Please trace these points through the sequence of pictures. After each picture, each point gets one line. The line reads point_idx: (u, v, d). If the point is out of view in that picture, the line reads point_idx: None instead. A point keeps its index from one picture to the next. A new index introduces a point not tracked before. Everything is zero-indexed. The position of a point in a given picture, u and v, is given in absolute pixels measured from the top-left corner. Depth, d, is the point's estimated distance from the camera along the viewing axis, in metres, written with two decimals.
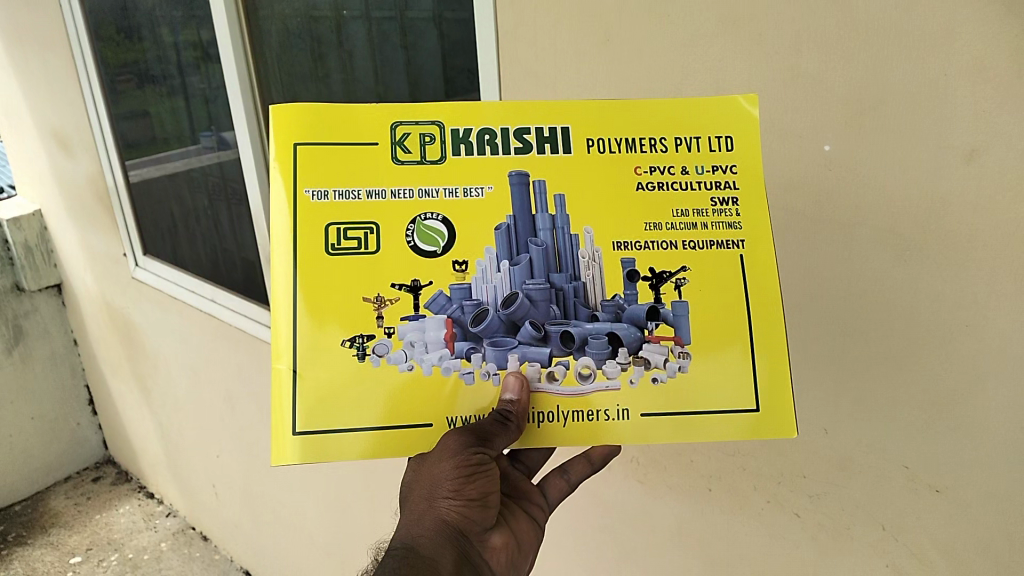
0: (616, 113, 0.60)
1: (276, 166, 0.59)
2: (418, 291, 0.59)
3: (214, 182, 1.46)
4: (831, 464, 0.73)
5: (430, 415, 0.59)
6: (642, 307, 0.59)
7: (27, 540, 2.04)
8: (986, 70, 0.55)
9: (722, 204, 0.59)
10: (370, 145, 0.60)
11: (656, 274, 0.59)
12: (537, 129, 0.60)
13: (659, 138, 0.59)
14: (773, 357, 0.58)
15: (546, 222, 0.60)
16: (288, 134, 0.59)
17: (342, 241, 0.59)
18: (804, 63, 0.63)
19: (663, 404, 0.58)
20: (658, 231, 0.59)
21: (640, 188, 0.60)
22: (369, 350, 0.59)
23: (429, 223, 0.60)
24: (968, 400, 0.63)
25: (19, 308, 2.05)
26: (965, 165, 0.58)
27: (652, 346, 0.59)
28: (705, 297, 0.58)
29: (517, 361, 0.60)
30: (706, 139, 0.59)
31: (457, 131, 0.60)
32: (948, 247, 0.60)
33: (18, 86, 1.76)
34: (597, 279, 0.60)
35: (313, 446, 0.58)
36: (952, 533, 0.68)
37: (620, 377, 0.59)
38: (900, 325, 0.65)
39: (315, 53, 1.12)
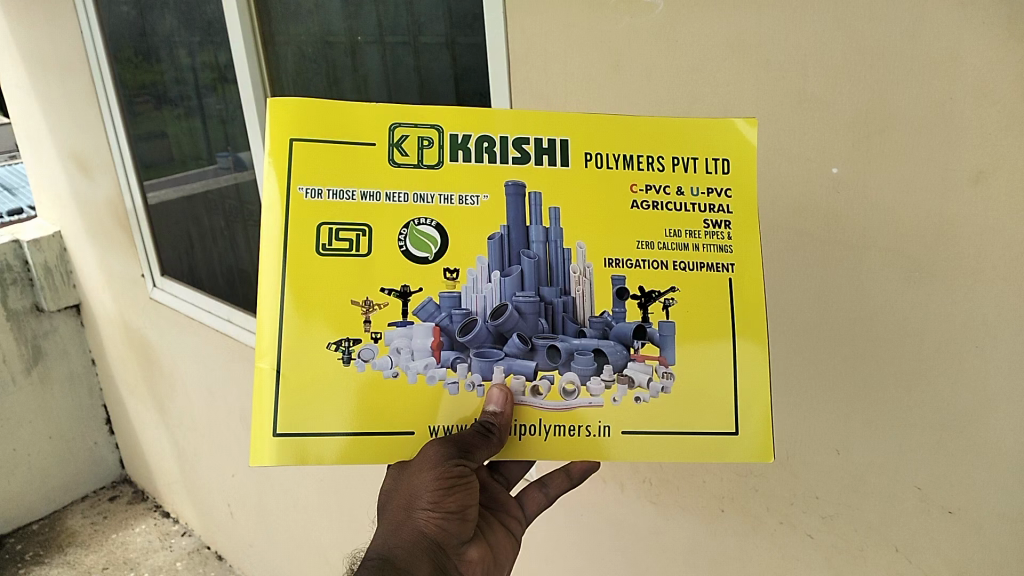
0: (618, 127, 0.59)
1: (271, 163, 0.59)
2: (407, 297, 0.60)
3: (229, 204, 1.48)
4: (844, 485, 0.73)
5: (411, 421, 0.60)
6: (629, 325, 0.60)
7: (44, 559, 2.06)
8: (992, 93, 0.56)
9: (714, 227, 0.59)
10: (367, 145, 0.59)
11: (645, 293, 0.59)
12: (537, 139, 0.60)
13: (656, 157, 0.60)
14: (755, 381, 0.59)
15: (540, 234, 0.60)
16: (285, 128, 0.59)
17: (333, 242, 0.59)
18: (811, 87, 0.64)
19: (644, 423, 0.59)
20: (649, 249, 0.60)
21: (635, 206, 0.60)
22: (355, 354, 0.60)
23: (422, 228, 0.60)
24: (979, 421, 0.63)
25: (38, 327, 2.08)
26: (972, 187, 0.58)
27: (636, 366, 0.60)
28: (693, 317, 0.59)
29: (502, 373, 0.60)
30: (702, 161, 0.60)
31: (456, 136, 0.60)
32: (957, 268, 0.61)
33: (40, 110, 1.79)
34: (586, 293, 0.60)
35: (292, 448, 0.59)
36: (966, 554, 0.67)
37: (603, 395, 0.60)
38: (910, 346, 0.65)
39: (329, 77, 1.13)
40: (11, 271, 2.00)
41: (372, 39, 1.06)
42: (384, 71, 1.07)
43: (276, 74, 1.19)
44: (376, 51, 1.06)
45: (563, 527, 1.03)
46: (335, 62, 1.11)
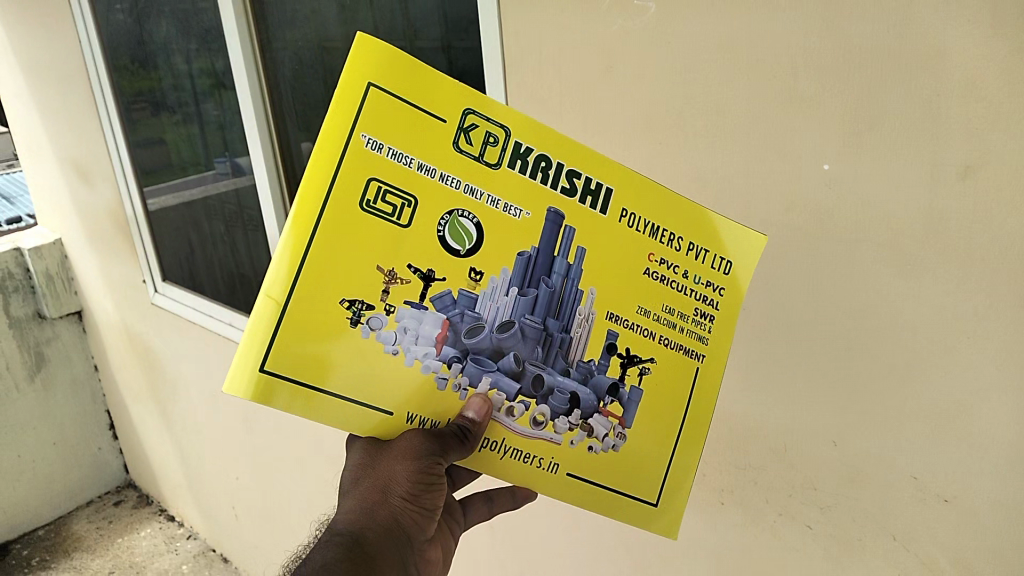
0: (658, 197, 0.60)
1: (338, 98, 0.53)
2: (429, 282, 0.57)
3: (229, 210, 1.48)
4: (841, 476, 0.75)
5: (395, 402, 0.59)
6: (607, 378, 0.63)
7: (51, 564, 2.07)
8: (978, 90, 0.57)
9: (700, 317, 0.64)
10: (437, 119, 0.55)
11: (627, 355, 0.63)
12: (587, 178, 0.59)
13: (678, 237, 0.61)
14: (683, 466, 0.66)
15: (562, 267, 0.60)
16: (369, 68, 0.53)
17: (378, 202, 0.55)
18: (802, 86, 0.65)
19: (587, 472, 0.63)
20: (646, 317, 0.62)
21: (646, 274, 0.61)
22: (364, 319, 0.57)
23: (462, 220, 0.57)
24: (972, 410, 0.64)
25: (41, 335, 2.09)
26: (961, 182, 0.59)
27: (600, 418, 0.63)
28: (658, 390, 0.64)
29: (488, 385, 0.60)
30: (713, 256, 0.63)
31: (520, 146, 0.57)
32: (947, 261, 0.62)
33: (39, 119, 1.80)
34: (584, 337, 0.62)
35: (277, 387, 0.56)
36: (961, 541, 0.69)
37: (564, 434, 0.62)
38: (904, 338, 0.66)
39: (326, 81, 1.14)
40: (13, 278, 2.01)
41: None
42: None
43: (275, 81, 1.20)
44: None
45: (565, 524, 1.05)
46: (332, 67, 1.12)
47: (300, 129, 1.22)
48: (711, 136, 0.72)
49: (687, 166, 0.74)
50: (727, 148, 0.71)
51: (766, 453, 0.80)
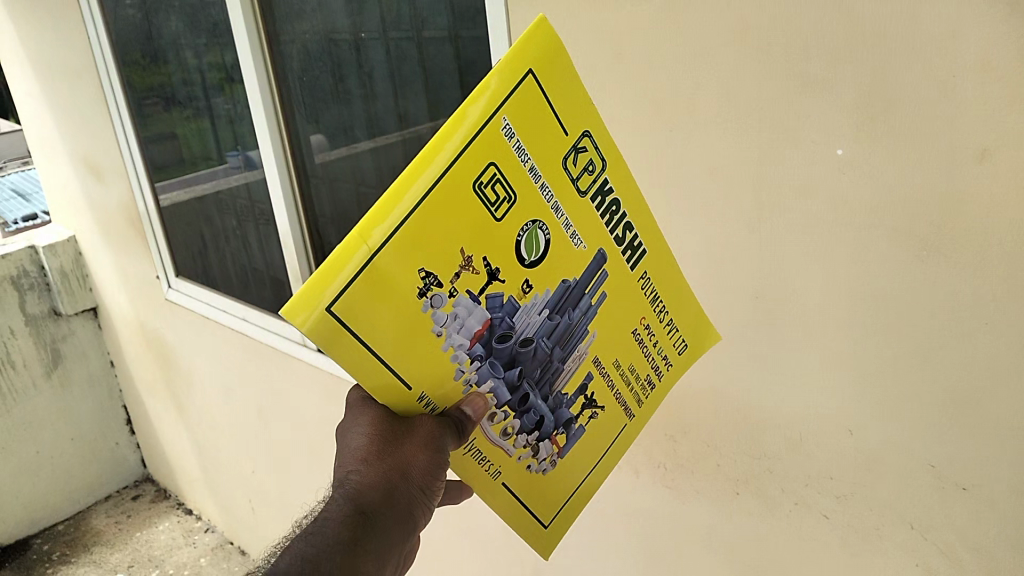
0: (669, 269, 0.68)
1: (503, 66, 0.52)
2: (491, 279, 0.56)
3: (241, 203, 1.48)
4: (857, 464, 0.74)
5: (416, 378, 0.56)
6: (568, 412, 0.65)
7: (70, 558, 2.09)
8: (993, 71, 0.56)
9: (647, 381, 0.70)
10: (561, 131, 0.57)
11: (589, 399, 0.66)
12: (632, 235, 0.64)
13: (665, 310, 0.69)
14: (575, 504, 0.71)
15: (585, 304, 0.62)
16: (535, 58, 0.54)
17: (486, 187, 0.54)
18: (813, 70, 0.64)
19: (517, 485, 0.66)
20: (614, 368, 0.67)
21: (632, 333, 0.67)
22: (429, 294, 0.54)
23: (537, 233, 0.57)
24: (991, 397, 0.64)
25: (57, 332, 2.11)
26: (977, 165, 0.58)
27: (547, 444, 0.66)
28: (592, 433, 0.68)
29: (488, 388, 0.60)
30: (679, 336, 0.72)
31: (604, 183, 0.61)
32: (964, 246, 0.61)
33: (50, 117, 1.81)
34: (571, 372, 0.64)
35: (330, 331, 0.51)
36: (981, 530, 0.68)
37: (517, 448, 0.65)
38: (919, 325, 0.65)
39: (335, 73, 1.15)
40: (28, 276, 2.03)
41: (375, 36, 1.07)
42: (389, 65, 1.11)
43: (282, 73, 1.19)
44: (380, 47, 1.08)
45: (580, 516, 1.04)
46: (340, 59, 1.13)
47: (310, 122, 1.22)
48: (721, 123, 0.71)
49: (698, 153, 0.74)
50: (738, 134, 0.70)
51: (782, 442, 0.79)
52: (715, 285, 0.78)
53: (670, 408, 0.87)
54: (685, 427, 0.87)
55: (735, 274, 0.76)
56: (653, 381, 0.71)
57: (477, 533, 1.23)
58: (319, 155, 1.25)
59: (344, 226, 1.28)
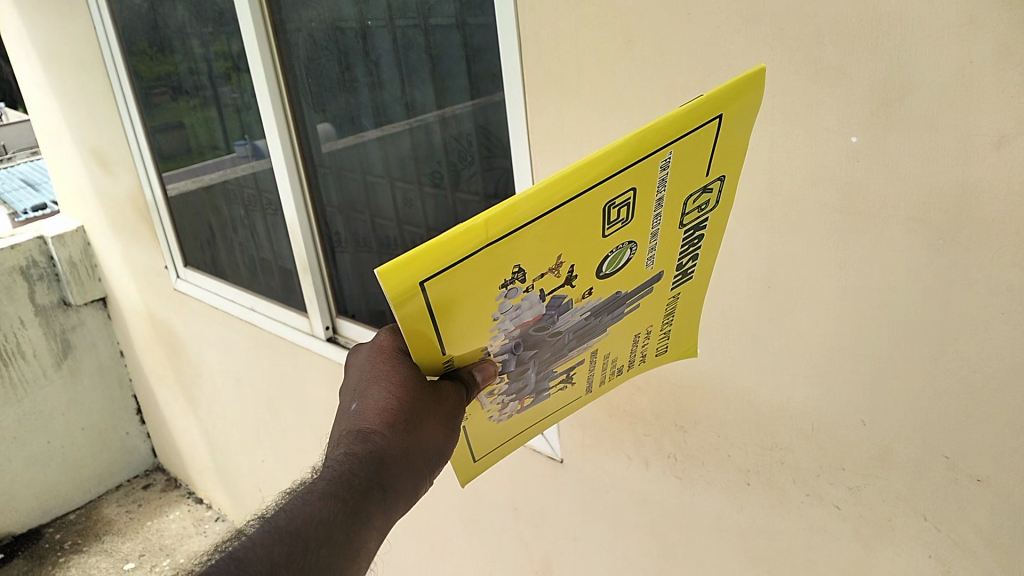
0: (701, 286, 0.68)
1: (700, 106, 0.48)
2: (564, 284, 0.54)
3: (248, 193, 1.47)
4: (870, 456, 0.73)
5: (451, 343, 0.55)
6: (546, 385, 0.65)
7: (82, 547, 2.11)
8: (1011, 56, 0.54)
9: (621, 368, 0.71)
10: (705, 172, 0.54)
11: (569, 377, 0.67)
12: (695, 260, 0.63)
13: (668, 321, 0.70)
14: (504, 448, 0.72)
15: (620, 310, 0.61)
16: (730, 104, 0.49)
17: (614, 206, 0.51)
18: (827, 56, 0.63)
19: (475, 430, 0.66)
20: (602, 358, 0.67)
21: (634, 335, 0.67)
22: (508, 286, 0.52)
23: (625, 252, 0.55)
24: (1007, 388, 0.63)
25: (66, 322, 2.11)
26: (994, 153, 0.57)
27: (511, 404, 0.65)
28: (553, 399, 0.69)
29: (499, 354, 0.59)
30: (666, 342, 0.73)
31: (706, 219, 0.59)
32: (980, 234, 0.60)
33: (57, 106, 1.80)
34: (571, 358, 0.64)
35: (413, 296, 0.48)
36: (996, 522, 0.67)
37: (490, 404, 0.64)
38: (934, 316, 0.64)
39: (341, 62, 1.14)
40: (37, 266, 2.03)
41: (381, 23, 1.07)
42: (396, 52, 1.10)
43: (288, 62, 1.15)
44: (388, 34, 1.08)
45: (589, 504, 1.04)
46: (346, 47, 1.12)
47: (316, 111, 1.20)
48: None
49: None
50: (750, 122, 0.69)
51: (793, 433, 0.78)
52: (726, 274, 0.77)
53: (680, 397, 0.87)
54: (696, 417, 0.86)
55: (746, 263, 0.75)
56: (627, 369, 0.72)
57: (484, 524, 1.23)
58: (326, 145, 1.23)
59: (353, 216, 1.30)
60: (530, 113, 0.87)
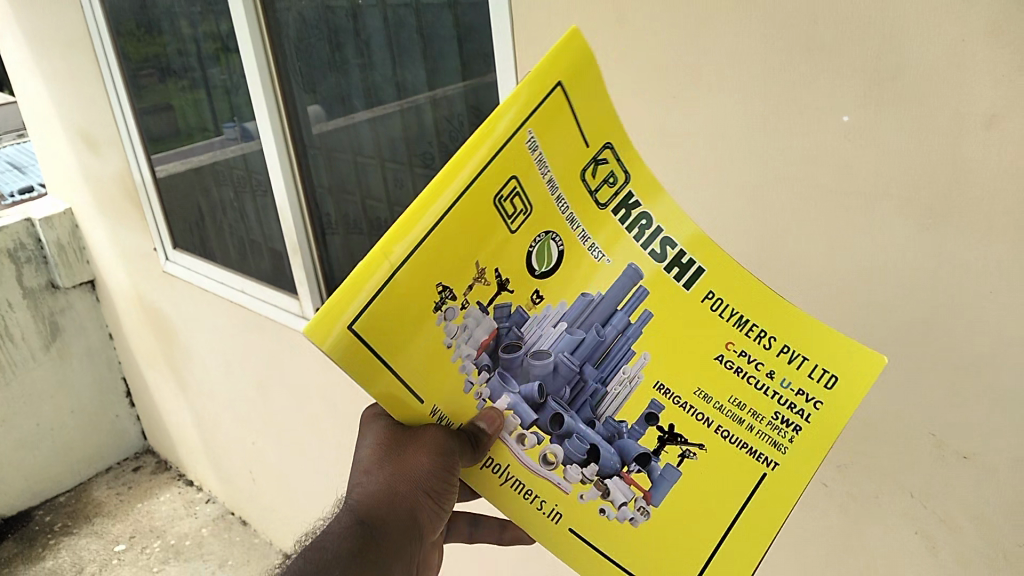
0: (754, 290, 0.57)
1: (530, 79, 0.50)
2: (502, 288, 0.53)
3: (237, 174, 1.46)
4: (858, 434, 0.74)
5: (431, 393, 0.52)
6: (638, 446, 0.55)
7: (72, 529, 2.11)
8: (1003, 35, 0.55)
9: (781, 422, 0.56)
10: (582, 141, 0.54)
11: (670, 432, 0.55)
12: (677, 250, 0.57)
13: (768, 332, 0.57)
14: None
15: (621, 321, 0.56)
16: (563, 72, 0.51)
17: (508, 198, 0.51)
18: (820, 35, 0.63)
19: (598, 540, 0.55)
20: (707, 401, 0.56)
21: (718, 359, 0.56)
22: (442, 308, 0.51)
23: (552, 242, 0.54)
24: (993, 365, 0.63)
25: (55, 304, 2.10)
26: (985, 131, 0.58)
27: (620, 484, 0.55)
28: (696, 483, 0.55)
29: (505, 404, 0.55)
30: (807, 363, 0.56)
31: (630, 195, 0.57)
32: (969, 213, 0.60)
33: (44, 87, 1.78)
34: (623, 397, 0.56)
35: (348, 348, 0.48)
36: (981, 498, 0.68)
37: (574, 485, 0.55)
38: (923, 294, 0.65)
39: (331, 42, 1.14)
40: (25, 249, 2.02)
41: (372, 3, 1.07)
42: (387, 33, 1.08)
43: (278, 41, 1.18)
44: (379, 15, 1.07)
45: None
46: (337, 26, 1.12)
47: (306, 90, 1.21)
48: (725, 90, 0.70)
49: (702, 120, 0.73)
50: (743, 101, 0.69)
51: None
52: None
53: None
54: None
55: (738, 243, 0.75)
56: (799, 426, 0.55)
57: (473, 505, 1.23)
58: (317, 126, 1.24)
59: (343, 199, 1.28)
60: None
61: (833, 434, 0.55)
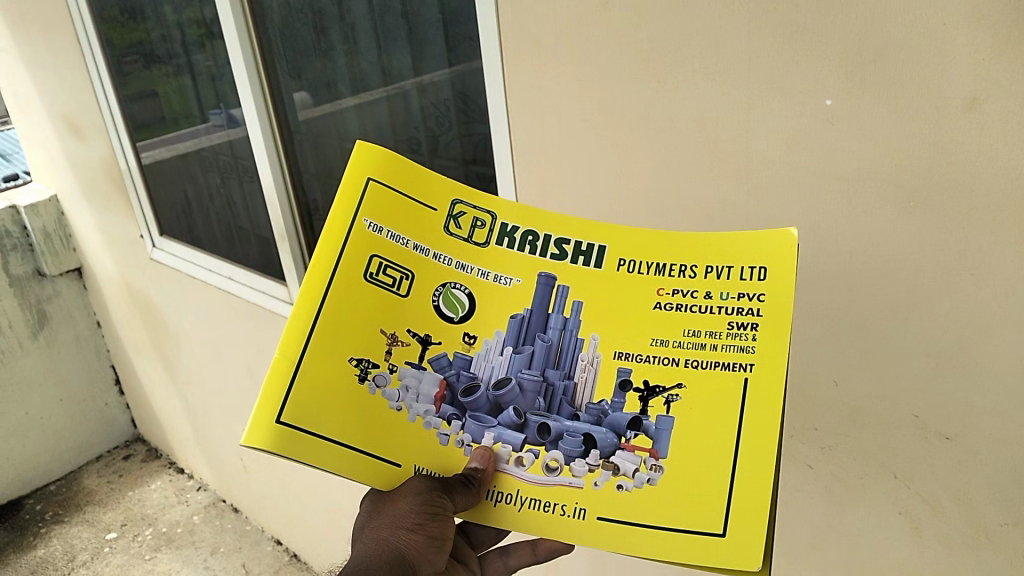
0: (651, 239, 0.59)
1: (342, 187, 0.62)
2: (427, 345, 0.60)
3: (224, 161, 1.45)
4: (843, 416, 0.74)
5: (403, 454, 0.59)
6: (625, 415, 0.58)
7: (64, 517, 2.11)
8: (984, 18, 0.55)
9: (738, 328, 0.56)
10: (428, 208, 0.63)
11: (649, 388, 0.58)
12: (576, 241, 0.61)
13: (688, 265, 0.58)
14: (753, 482, 0.54)
15: (558, 322, 0.61)
16: (367, 168, 0.62)
17: (380, 273, 0.61)
18: (803, 19, 0.63)
19: (624, 514, 0.56)
20: (665, 347, 0.58)
21: (657, 307, 0.58)
22: (370, 377, 0.60)
23: (454, 291, 0.61)
24: (974, 346, 0.64)
25: (42, 293, 2.09)
26: (966, 115, 0.58)
27: (625, 454, 0.57)
28: (692, 417, 0.56)
29: (491, 439, 0.60)
30: (737, 269, 0.57)
31: (506, 226, 0.63)
32: (951, 196, 0.61)
33: (27, 73, 1.77)
34: (591, 382, 0.59)
35: (288, 439, 0.57)
36: (963, 479, 0.69)
37: (585, 477, 0.58)
38: (905, 277, 0.65)
39: (316, 26, 1.14)
40: (10, 237, 2.01)
41: None
42: (372, 18, 1.08)
43: (263, 26, 1.18)
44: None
45: None
46: (322, 11, 1.12)
47: (290, 74, 1.21)
48: (709, 74, 0.70)
49: (686, 104, 0.72)
50: (726, 86, 0.69)
51: None
52: None
53: None
54: None
55: (723, 227, 0.75)
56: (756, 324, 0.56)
57: None
58: (303, 112, 1.23)
59: (329, 183, 1.27)
60: (508, 77, 0.87)
61: (789, 307, 0.55)
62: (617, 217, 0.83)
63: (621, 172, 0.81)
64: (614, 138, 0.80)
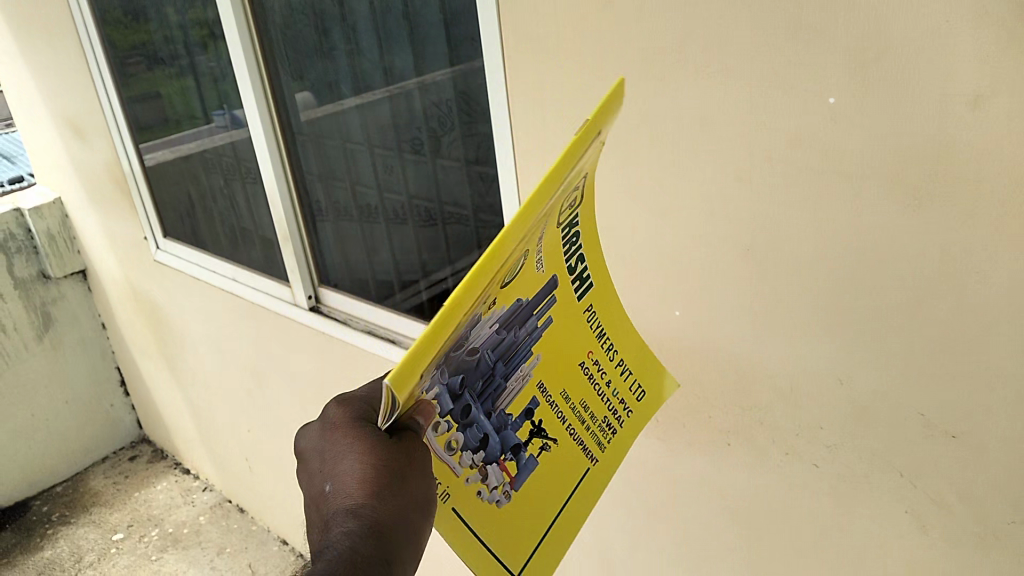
0: (608, 306, 0.71)
1: (589, 128, 0.51)
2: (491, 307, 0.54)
3: (227, 162, 1.45)
4: (848, 414, 0.74)
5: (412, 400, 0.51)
6: (515, 436, 0.61)
7: (70, 519, 2.11)
8: (988, 16, 0.55)
9: (606, 427, 0.70)
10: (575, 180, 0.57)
11: (537, 426, 0.63)
12: (579, 264, 0.66)
13: (609, 349, 0.71)
14: (553, 547, 0.65)
15: (533, 323, 0.60)
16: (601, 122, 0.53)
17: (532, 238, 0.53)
18: (805, 17, 0.63)
19: (470, 516, 0.59)
20: (567, 399, 0.65)
21: (580, 365, 0.67)
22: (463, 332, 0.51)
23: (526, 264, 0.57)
24: (979, 345, 0.64)
25: (47, 295, 2.10)
26: (970, 112, 0.58)
27: (496, 468, 0.60)
28: (544, 473, 0.64)
29: (433, 395, 0.53)
30: (628, 381, 0.73)
31: (570, 219, 0.62)
32: (956, 194, 0.60)
33: (30, 76, 1.77)
34: (515, 392, 0.60)
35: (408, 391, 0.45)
36: (969, 476, 0.69)
37: (463, 467, 0.59)
38: (910, 275, 0.65)
39: (318, 28, 1.13)
40: (15, 240, 2.02)
41: None
42: (374, 19, 1.07)
43: (264, 27, 1.17)
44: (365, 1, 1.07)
45: None
46: (323, 12, 1.11)
47: (292, 75, 1.20)
48: (712, 72, 0.70)
49: (689, 103, 0.72)
50: (729, 85, 0.69)
51: (772, 392, 0.79)
52: (706, 238, 0.77)
53: None
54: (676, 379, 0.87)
55: (726, 226, 0.75)
56: (615, 430, 0.71)
57: None
58: (306, 113, 1.23)
59: (333, 185, 1.28)
60: (510, 77, 0.86)
61: (635, 433, 0.73)
62: (619, 216, 0.83)
63: (623, 171, 0.81)
64: (616, 138, 0.80)
